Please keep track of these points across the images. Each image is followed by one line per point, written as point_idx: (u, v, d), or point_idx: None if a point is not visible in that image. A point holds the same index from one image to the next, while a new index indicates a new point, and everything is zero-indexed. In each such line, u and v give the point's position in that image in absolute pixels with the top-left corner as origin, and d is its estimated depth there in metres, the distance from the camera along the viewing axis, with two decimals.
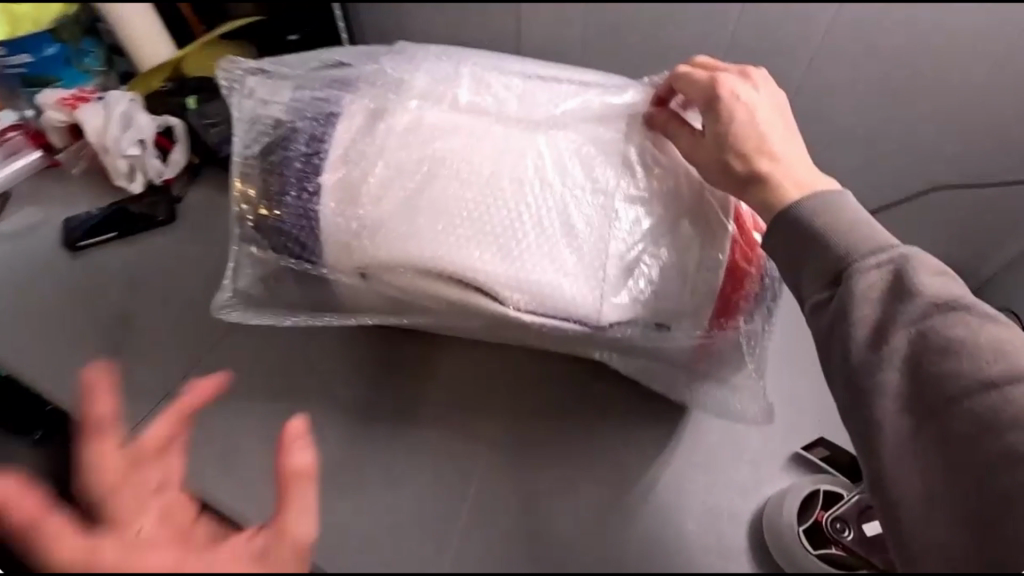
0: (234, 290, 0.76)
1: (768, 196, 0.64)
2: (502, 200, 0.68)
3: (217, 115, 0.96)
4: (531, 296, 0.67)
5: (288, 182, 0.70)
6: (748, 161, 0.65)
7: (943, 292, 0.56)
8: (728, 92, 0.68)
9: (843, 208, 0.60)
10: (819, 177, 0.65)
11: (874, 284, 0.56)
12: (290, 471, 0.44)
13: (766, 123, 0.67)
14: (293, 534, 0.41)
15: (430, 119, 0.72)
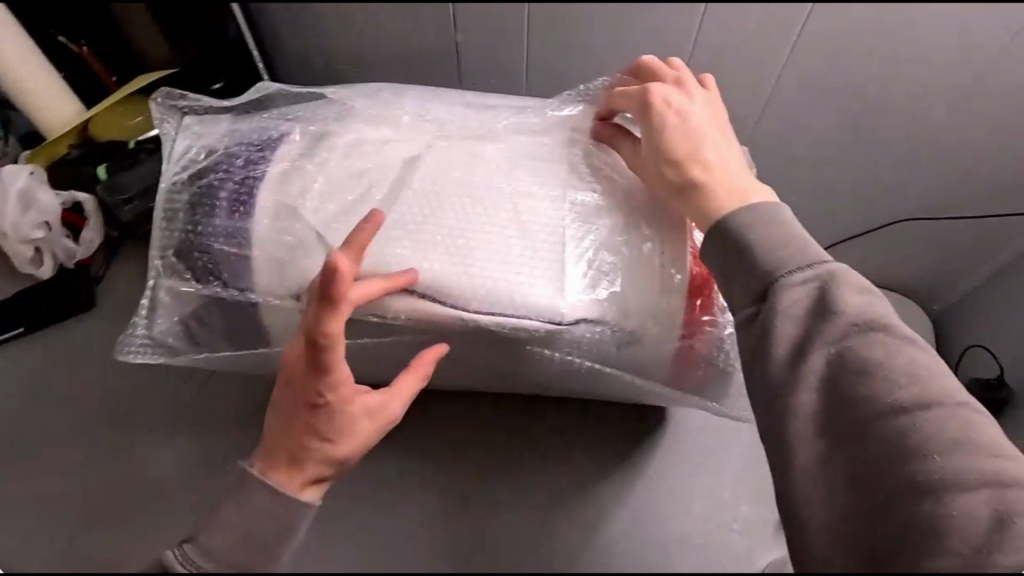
0: (150, 332, 0.70)
1: (701, 206, 0.60)
2: (449, 208, 0.65)
3: (132, 189, 0.87)
4: (477, 302, 0.62)
5: (219, 204, 0.68)
6: (680, 170, 0.62)
7: (862, 313, 0.54)
8: (665, 99, 0.64)
9: (776, 221, 0.56)
10: (758, 186, 0.61)
11: (799, 299, 0.54)
12: (419, 370, 0.57)
13: (704, 129, 0.63)
14: (399, 408, 0.55)
15: (372, 139, 0.71)
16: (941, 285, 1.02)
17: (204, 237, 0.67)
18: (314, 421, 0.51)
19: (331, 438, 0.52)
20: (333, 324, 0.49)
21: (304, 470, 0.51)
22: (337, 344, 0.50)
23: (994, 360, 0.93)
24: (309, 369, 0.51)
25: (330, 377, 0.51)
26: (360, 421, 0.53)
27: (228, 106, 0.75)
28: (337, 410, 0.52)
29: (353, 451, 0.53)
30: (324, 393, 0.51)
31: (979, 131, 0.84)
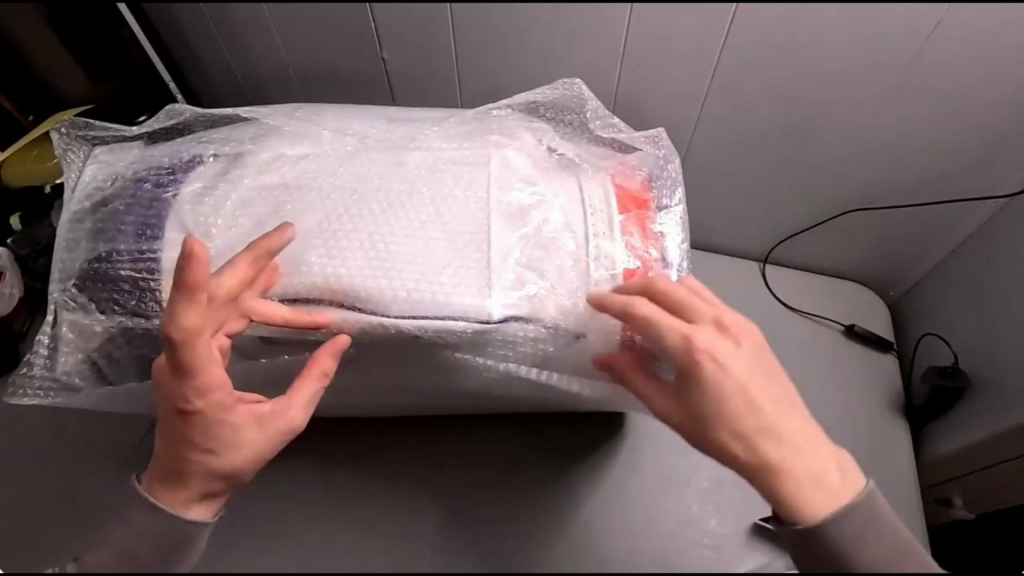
0: (51, 371, 0.65)
1: (785, 503, 0.55)
2: (369, 214, 0.63)
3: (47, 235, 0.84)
4: (400, 308, 0.59)
5: (122, 232, 0.64)
6: (752, 450, 0.54)
7: (899, 535, 0.55)
8: (727, 411, 0.54)
9: (866, 522, 0.55)
10: (819, 444, 0.56)
11: (867, 544, 0.54)
12: (314, 373, 0.56)
13: (761, 389, 0.55)
14: (292, 416, 0.55)
15: (292, 155, 0.69)
16: (896, 275, 1.04)
17: (106, 265, 0.63)
18: (190, 431, 0.52)
19: (211, 450, 0.52)
20: (185, 320, 0.50)
21: (192, 489, 0.53)
22: (193, 346, 0.51)
23: (947, 348, 0.96)
24: (176, 381, 0.52)
25: (194, 383, 0.51)
26: (242, 433, 0.53)
27: (137, 132, 0.72)
28: (212, 417, 0.52)
29: (237, 461, 0.53)
30: (193, 401, 0.52)
31: (932, 134, 0.81)
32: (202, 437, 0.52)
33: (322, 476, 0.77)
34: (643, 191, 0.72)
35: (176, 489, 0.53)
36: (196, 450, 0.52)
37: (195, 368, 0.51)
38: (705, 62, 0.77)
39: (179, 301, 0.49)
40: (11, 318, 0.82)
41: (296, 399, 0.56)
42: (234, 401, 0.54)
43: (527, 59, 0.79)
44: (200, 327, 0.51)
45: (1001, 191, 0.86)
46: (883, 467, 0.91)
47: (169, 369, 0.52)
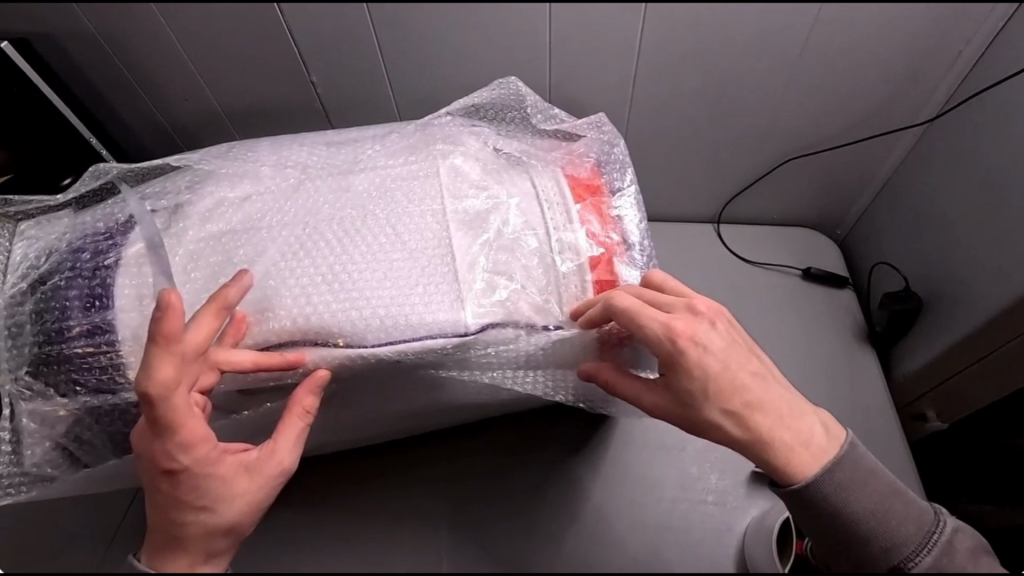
0: (22, 467, 0.62)
1: (782, 468, 0.59)
2: (326, 247, 0.62)
3: None
4: (374, 335, 0.58)
5: (70, 307, 0.60)
6: (732, 416, 0.58)
7: (887, 481, 0.60)
8: (717, 391, 0.57)
9: (846, 453, 0.60)
10: (802, 410, 0.61)
11: (850, 477, 0.59)
12: (295, 412, 0.54)
13: (738, 361, 0.58)
14: (286, 457, 0.53)
15: (234, 199, 0.67)
16: (841, 214, 1.08)
17: (59, 345, 0.59)
18: (180, 490, 0.49)
19: (205, 508, 0.49)
20: (161, 374, 0.46)
21: (196, 555, 0.50)
22: (169, 401, 0.47)
23: (898, 274, 1.02)
24: (157, 442, 0.48)
25: (177, 440, 0.48)
26: (239, 484, 0.51)
27: (65, 199, 0.68)
28: (200, 474, 0.49)
29: (234, 515, 0.50)
30: (178, 458, 0.49)
31: (848, 84, 0.84)
32: (194, 495, 0.49)
33: (328, 507, 0.76)
34: (593, 176, 0.72)
35: (178, 555, 0.50)
36: (190, 510, 0.49)
37: (175, 426, 0.48)
38: (629, 41, 0.78)
39: (153, 358, 0.45)
40: None
41: (285, 440, 0.53)
42: (219, 451, 0.51)
43: (453, 60, 0.78)
44: (177, 380, 0.47)
45: (920, 119, 0.90)
46: (858, 396, 0.96)
47: (148, 429, 0.49)
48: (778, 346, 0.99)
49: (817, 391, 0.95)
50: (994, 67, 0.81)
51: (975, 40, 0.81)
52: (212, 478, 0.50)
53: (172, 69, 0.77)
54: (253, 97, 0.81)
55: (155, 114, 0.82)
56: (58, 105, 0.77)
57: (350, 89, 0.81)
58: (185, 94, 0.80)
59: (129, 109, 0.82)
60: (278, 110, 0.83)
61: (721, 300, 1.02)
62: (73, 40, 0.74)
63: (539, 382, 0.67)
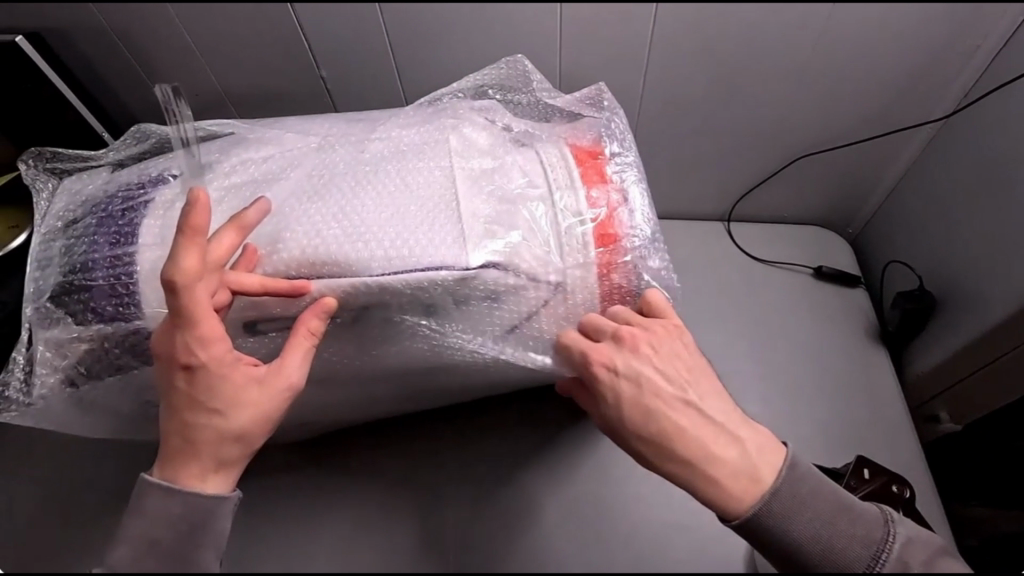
0: (30, 398, 0.63)
1: (709, 497, 0.58)
2: (340, 191, 0.65)
3: None
4: (380, 265, 0.60)
5: (98, 242, 0.64)
6: (653, 442, 0.58)
7: (826, 501, 0.57)
8: (631, 419, 0.59)
9: (778, 481, 0.57)
10: (738, 442, 0.58)
11: (784, 508, 0.56)
12: (302, 332, 0.56)
13: (656, 391, 0.59)
14: (293, 370, 0.55)
15: (257, 158, 0.72)
16: (848, 217, 1.10)
17: (83, 276, 0.62)
18: (197, 390, 0.52)
19: (218, 411, 0.52)
20: (184, 262, 0.50)
21: (204, 465, 0.53)
22: (191, 292, 0.51)
23: (910, 271, 1.01)
24: (177, 337, 0.52)
25: (196, 335, 0.51)
26: (248, 392, 0.53)
27: (108, 158, 0.74)
28: (215, 372, 0.52)
29: (244, 421, 0.53)
30: (196, 355, 0.52)
31: (857, 89, 0.87)
32: (208, 397, 0.52)
33: (337, 470, 0.79)
34: (595, 144, 0.76)
35: (189, 462, 0.52)
36: (204, 413, 0.52)
37: (196, 319, 0.51)
38: (639, 40, 0.83)
39: (177, 243, 0.50)
40: None
41: (277, 367, 0.55)
42: (234, 356, 0.54)
43: (470, 47, 0.83)
44: (199, 271, 0.51)
45: (936, 115, 0.91)
46: (875, 398, 0.93)
47: (170, 324, 0.52)
48: (789, 342, 0.97)
49: (832, 390, 0.93)
50: (1002, 70, 0.83)
51: (990, 40, 0.82)
52: (221, 384, 0.52)
53: (174, 67, 0.84)
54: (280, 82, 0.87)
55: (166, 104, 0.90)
56: (63, 91, 0.86)
57: (370, 74, 0.87)
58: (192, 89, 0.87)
59: (130, 95, 0.90)
60: (303, 97, 0.90)
61: (730, 296, 1.02)
62: (85, 33, 0.82)
63: (542, 334, 0.67)
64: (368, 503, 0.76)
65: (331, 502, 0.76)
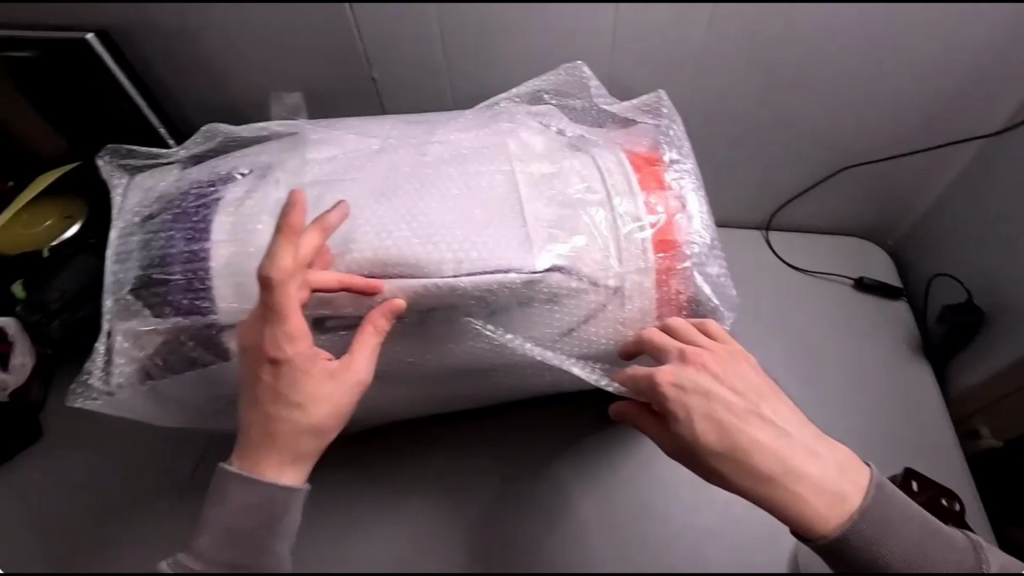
0: (107, 386, 0.66)
1: (801, 521, 0.58)
2: (406, 194, 0.67)
3: (54, 301, 0.86)
4: (451, 267, 0.62)
5: (174, 237, 0.66)
6: (734, 459, 0.58)
7: (921, 519, 0.59)
8: (707, 437, 0.59)
9: (875, 497, 0.59)
10: (821, 451, 0.59)
11: (885, 526, 0.58)
12: (369, 330, 0.58)
13: (732, 409, 0.59)
14: (364, 367, 0.57)
15: (321, 157, 0.73)
16: (888, 226, 1.10)
17: (161, 269, 0.65)
18: (281, 383, 0.54)
19: (298, 405, 0.54)
20: (282, 260, 0.51)
21: (283, 458, 0.54)
22: (284, 288, 0.51)
23: (958, 284, 1.00)
24: (265, 331, 0.53)
25: (284, 331, 0.53)
26: (325, 386, 0.55)
27: (177, 156, 0.76)
28: (299, 368, 0.54)
29: (321, 417, 0.55)
30: (283, 349, 0.53)
31: (904, 99, 0.88)
32: (290, 391, 0.54)
33: (386, 465, 0.81)
34: (651, 151, 0.77)
35: (268, 454, 0.54)
36: (285, 405, 0.54)
37: (285, 315, 0.52)
38: (689, 50, 0.83)
39: (276, 240, 0.50)
40: (26, 387, 0.87)
41: (356, 372, 0.56)
42: (315, 352, 0.55)
43: (517, 50, 0.83)
44: (293, 269, 0.52)
45: (986, 129, 0.91)
46: (915, 409, 0.93)
47: (258, 317, 0.53)
48: (828, 349, 0.98)
49: (873, 401, 0.94)
50: None
51: None
52: (304, 379, 0.54)
53: (232, 70, 0.86)
54: (328, 81, 0.88)
55: (218, 101, 0.91)
56: (125, 85, 0.86)
57: (413, 82, 0.88)
58: (244, 88, 0.88)
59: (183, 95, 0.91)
60: (349, 103, 0.91)
61: (770, 304, 1.02)
62: (145, 34, 0.83)
63: (600, 337, 0.69)
64: (418, 496, 0.79)
65: (382, 492, 0.79)
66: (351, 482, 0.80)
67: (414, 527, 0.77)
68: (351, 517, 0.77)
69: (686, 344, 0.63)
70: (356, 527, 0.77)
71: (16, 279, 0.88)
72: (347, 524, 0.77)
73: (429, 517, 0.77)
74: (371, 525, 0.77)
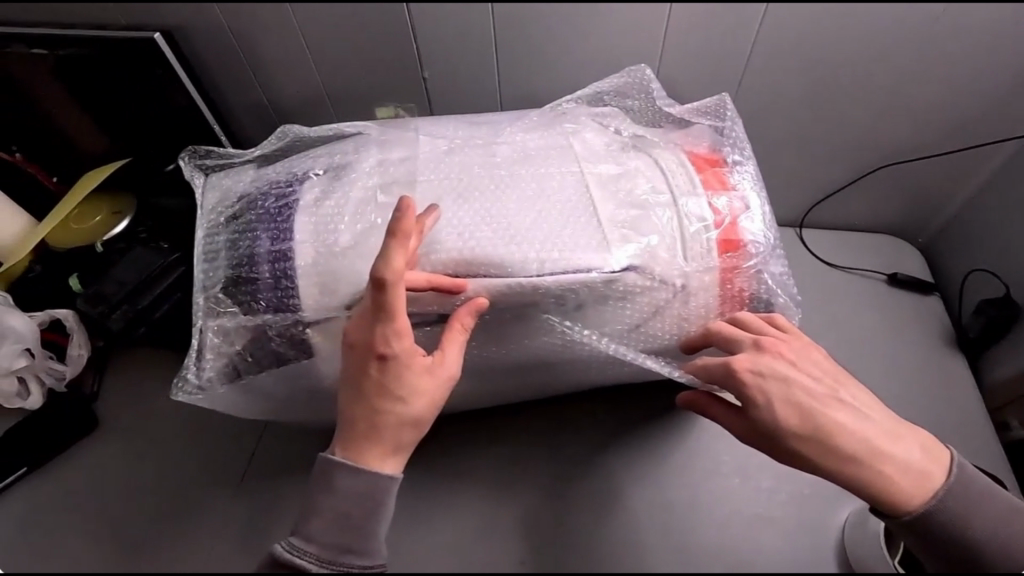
0: (197, 380, 0.69)
1: (883, 500, 0.61)
2: (483, 194, 0.69)
3: (115, 296, 0.86)
4: (534, 266, 0.64)
5: (259, 237, 0.69)
6: (815, 443, 0.61)
7: (999, 500, 0.62)
8: (788, 421, 0.61)
9: (954, 478, 0.62)
10: (899, 435, 0.63)
11: (965, 505, 0.61)
12: (455, 327, 0.61)
13: (811, 395, 0.62)
14: (456, 363, 0.60)
15: (395, 157, 0.74)
16: (920, 222, 1.12)
17: (249, 269, 0.68)
18: (387, 376, 0.57)
19: (401, 398, 0.57)
20: (395, 261, 0.54)
21: (385, 447, 0.58)
22: (396, 288, 0.55)
23: (994, 279, 1.03)
24: (375, 328, 0.56)
25: (393, 328, 0.56)
26: (424, 381, 0.58)
27: (250, 156, 0.79)
28: (404, 364, 0.57)
29: (421, 409, 0.58)
30: (391, 346, 0.56)
31: (946, 101, 0.89)
32: (395, 385, 0.57)
33: (449, 455, 0.85)
34: (710, 152, 0.80)
35: (371, 444, 0.57)
36: (389, 398, 0.57)
37: (395, 313, 0.56)
38: (738, 52, 0.84)
39: (392, 243, 0.54)
40: (81, 379, 0.93)
41: (451, 368, 0.60)
42: (416, 349, 0.59)
43: (574, 53, 0.84)
44: (402, 270, 0.55)
45: None
46: (951, 400, 0.97)
47: (369, 316, 0.56)
48: (865, 343, 1.01)
49: (910, 394, 0.97)
50: None
51: None
52: (407, 373, 0.57)
53: (289, 71, 0.87)
54: (379, 81, 0.89)
55: (272, 102, 0.92)
56: (185, 83, 0.87)
57: (463, 85, 0.89)
58: (299, 89, 0.90)
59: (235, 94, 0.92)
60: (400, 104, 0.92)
61: (807, 300, 1.05)
62: (204, 36, 0.84)
63: (665, 333, 0.72)
64: (482, 485, 0.82)
65: (447, 481, 0.83)
66: (417, 472, 0.83)
67: (480, 514, 0.80)
68: (419, 505, 0.81)
69: (757, 335, 0.67)
70: (425, 514, 0.80)
71: (73, 274, 0.89)
72: (415, 511, 0.80)
73: (494, 504, 0.81)
74: (439, 513, 0.80)
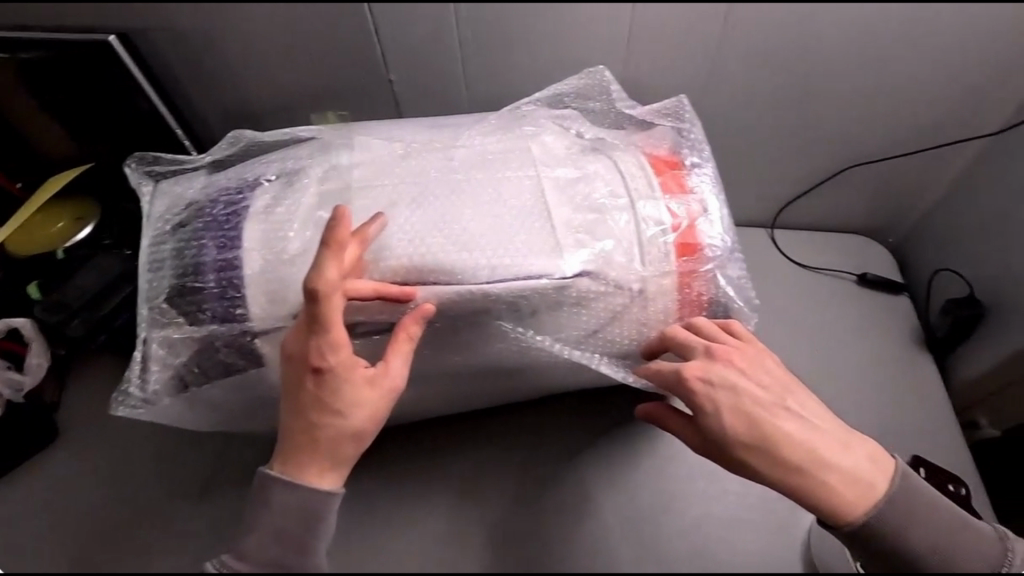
0: (144, 392, 0.68)
1: (831, 507, 0.61)
2: (436, 200, 0.68)
3: (71, 304, 0.84)
4: (486, 273, 0.64)
5: (206, 245, 0.67)
6: (760, 453, 0.61)
7: (945, 510, 0.62)
8: (734, 430, 0.61)
9: (898, 488, 0.62)
10: (846, 444, 0.63)
11: (909, 515, 0.61)
12: (402, 338, 0.60)
13: (757, 403, 0.62)
14: (400, 374, 0.59)
15: (350, 160, 0.72)
16: (890, 223, 1.12)
17: (195, 278, 0.66)
18: (324, 390, 0.56)
19: (339, 412, 0.56)
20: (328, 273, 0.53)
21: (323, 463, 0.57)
22: (330, 300, 0.54)
23: (959, 279, 1.03)
24: (309, 341, 0.55)
25: (328, 341, 0.55)
26: (364, 394, 0.57)
27: (202, 162, 0.77)
28: (342, 377, 0.56)
29: (361, 423, 0.57)
30: (327, 359, 0.55)
31: (909, 102, 0.89)
32: (332, 398, 0.56)
33: (412, 464, 0.83)
34: (669, 155, 0.79)
35: (308, 459, 0.56)
36: (327, 412, 0.56)
37: (331, 326, 0.54)
38: (702, 53, 0.83)
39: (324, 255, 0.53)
40: (41, 388, 0.88)
41: (393, 379, 0.58)
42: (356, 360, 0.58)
43: (535, 55, 0.83)
44: (336, 281, 0.54)
45: (988, 129, 0.93)
46: (918, 401, 0.97)
47: (304, 329, 0.55)
48: (834, 343, 1.01)
49: (878, 394, 0.97)
50: None
51: None
52: (346, 386, 0.56)
53: (245, 74, 0.85)
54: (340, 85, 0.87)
55: (230, 106, 0.90)
56: (143, 85, 0.85)
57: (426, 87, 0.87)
58: (256, 92, 0.88)
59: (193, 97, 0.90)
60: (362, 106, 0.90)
61: (777, 300, 1.05)
62: (156, 39, 0.82)
63: (623, 338, 0.71)
64: (444, 493, 0.81)
65: (409, 490, 0.81)
66: (377, 482, 0.82)
67: (441, 524, 0.79)
68: (379, 515, 0.79)
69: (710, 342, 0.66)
70: (385, 524, 0.79)
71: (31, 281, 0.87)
72: (376, 522, 0.79)
73: (456, 513, 0.80)
74: (399, 523, 0.79)
